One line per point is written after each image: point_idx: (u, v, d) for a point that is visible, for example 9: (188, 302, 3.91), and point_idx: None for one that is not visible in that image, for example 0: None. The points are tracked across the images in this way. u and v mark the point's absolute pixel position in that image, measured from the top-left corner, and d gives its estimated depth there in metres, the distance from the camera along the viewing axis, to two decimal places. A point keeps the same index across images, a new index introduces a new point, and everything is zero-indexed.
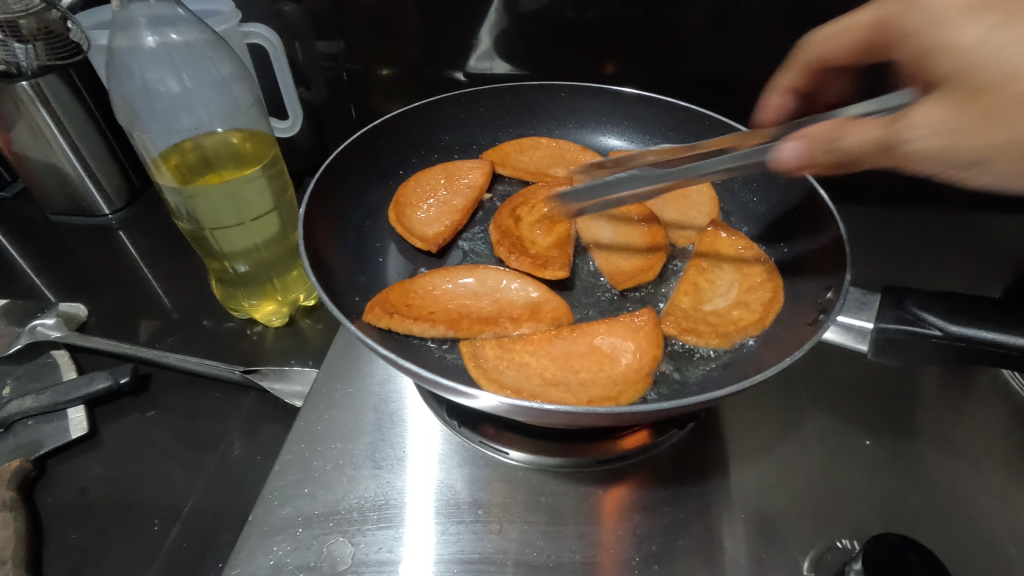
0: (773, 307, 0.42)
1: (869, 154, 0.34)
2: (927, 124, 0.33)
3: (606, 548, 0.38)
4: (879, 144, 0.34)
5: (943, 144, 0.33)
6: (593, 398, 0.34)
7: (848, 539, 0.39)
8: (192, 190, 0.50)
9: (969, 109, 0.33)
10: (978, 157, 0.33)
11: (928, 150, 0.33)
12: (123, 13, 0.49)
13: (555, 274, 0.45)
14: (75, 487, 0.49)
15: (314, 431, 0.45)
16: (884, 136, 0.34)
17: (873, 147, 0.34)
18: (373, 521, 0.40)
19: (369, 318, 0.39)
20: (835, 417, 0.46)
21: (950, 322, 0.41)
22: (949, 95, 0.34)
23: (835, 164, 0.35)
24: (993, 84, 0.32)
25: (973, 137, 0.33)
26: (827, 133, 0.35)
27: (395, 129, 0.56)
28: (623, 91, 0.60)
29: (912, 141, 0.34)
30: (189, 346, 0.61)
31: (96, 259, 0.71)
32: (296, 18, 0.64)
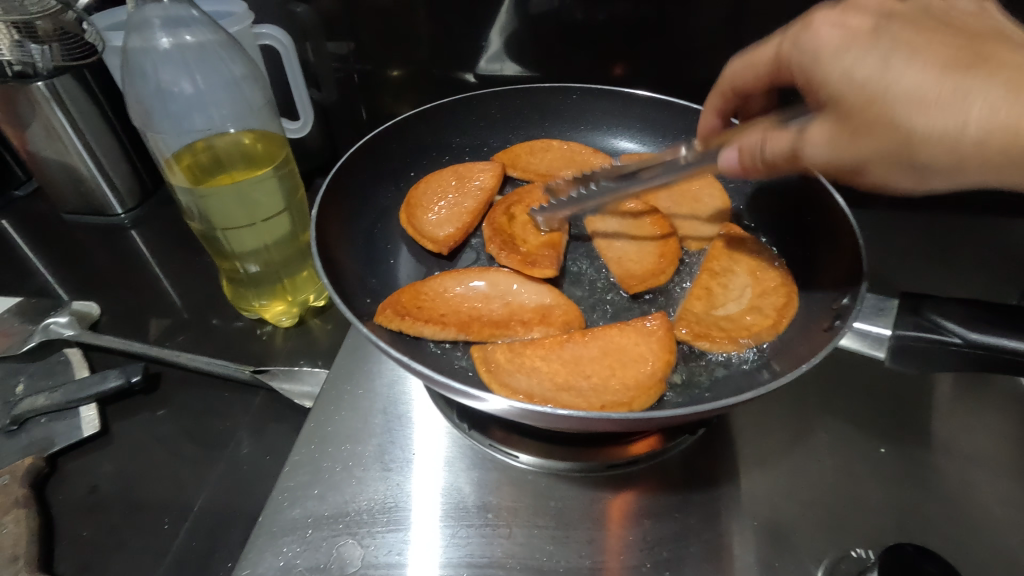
0: (787, 313, 0.41)
1: (781, 163, 0.36)
2: (819, 142, 0.35)
3: (616, 553, 0.38)
4: (787, 156, 0.36)
5: (834, 157, 0.35)
6: (604, 403, 0.34)
7: (862, 548, 0.38)
8: (205, 191, 0.50)
9: (850, 129, 0.34)
10: (855, 164, 0.35)
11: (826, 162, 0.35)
12: (138, 14, 0.50)
13: (543, 272, 0.44)
14: (87, 485, 0.50)
15: (323, 432, 0.45)
16: (790, 147, 0.36)
17: (782, 160, 0.36)
18: (382, 524, 0.40)
19: (381, 320, 0.39)
20: (848, 424, 0.45)
21: (972, 330, 0.40)
22: (830, 118, 0.35)
23: (762, 171, 0.38)
24: (859, 105, 0.34)
25: (853, 152, 0.35)
26: (756, 138, 0.37)
27: (405, 131, 0.56)
28: (634, 93, 0.59)
29: (808, 154, 0.36)
30: (200, 345, 0.61)
31: (109, 258, 0.71)
32: (307, 19, 0.64)
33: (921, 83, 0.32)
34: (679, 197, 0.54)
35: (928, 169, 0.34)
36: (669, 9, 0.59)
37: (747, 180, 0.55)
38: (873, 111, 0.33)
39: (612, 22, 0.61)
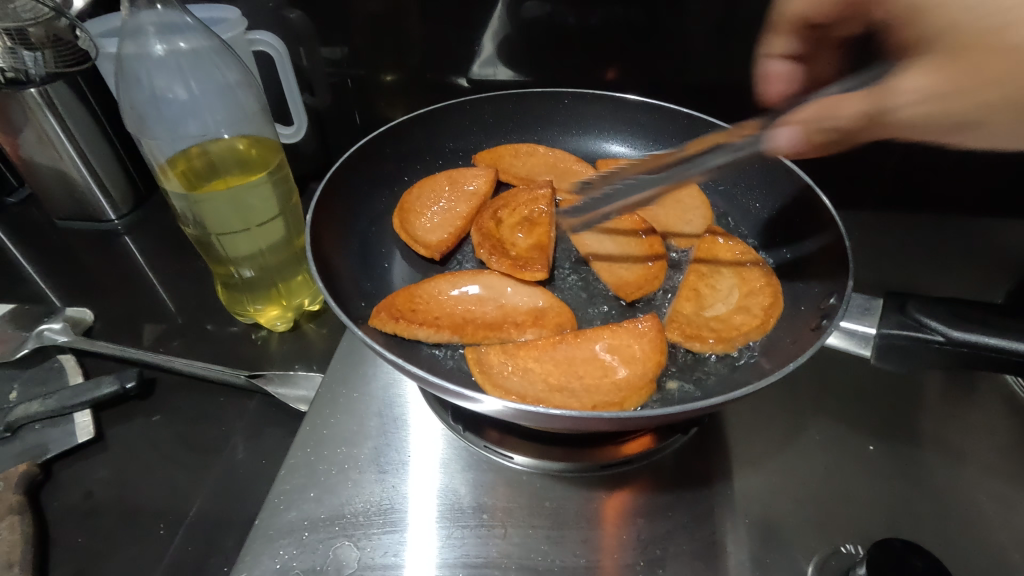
0: (775, 311, 0.42)
1: (864, 127, 0.36)
2: (918, 90, 0.37)
3: (611, 552, 0.39)
4: (865, 116, 0.36)
5: (929, 107, 0.36)
6: (597, 403, 0.34)
7: (852, 544, 0.39)
8: (199, 196, 0.50)
9: (949, 70, 0.36)
10: (980, 120, 0.36)
11: (918, 116, 0.36)
12: (132, 21, 0.51)
13: (534, 275, 0.44)
14: (81, 491, 0.50)
15: (319, 435, 0.45)
16: (870, 109, 0.36)
17: (862, 120, 0.36)
18: (378, 525, 0.40)
19: (376, 323, 0.40)
20: (838, 423, 0.46)
21: (952, 327, 0.41)
22: (923, 66, 0.37)
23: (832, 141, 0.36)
24: (967, 45, 0.36)
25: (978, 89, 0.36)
26: (814, 114, 0.36)
27: (399, 137, 0.56)
28: (625, 98, 0.59)
29: (898, 108, 0.36)
30: (195, 350, 0.61)
31: (102, 264, 0.71)
32: (301, 25, 0.65)
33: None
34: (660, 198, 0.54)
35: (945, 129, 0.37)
36: (661, 14, 0.60)
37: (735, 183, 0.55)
38: (981, 45, 0.35)
39: (605, 28, 0.61)
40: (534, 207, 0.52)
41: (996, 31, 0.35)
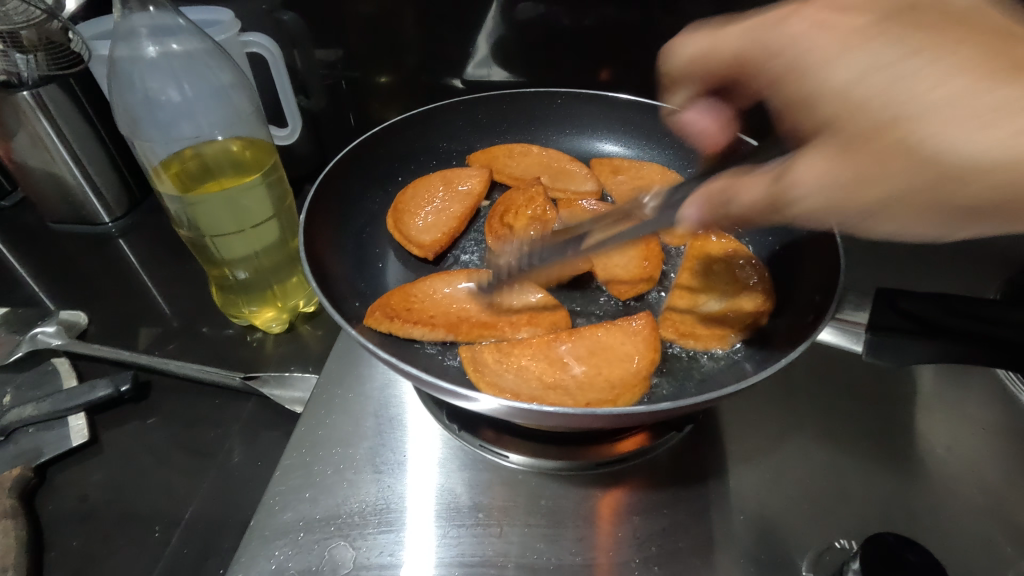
0: (766, 309, 0.42)
1: (761, 215, 0.29)
2: (808, 179, 0.28)
3: (607, 550, 0.39)
4: (767, 203, 0.29)
5: (828, 200, 0.28)
6: (590, 401, 0.35)
7: (846, 540, 0.39)
8: (193, 198, 0.50)
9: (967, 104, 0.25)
10: (872, 209, 0.27)
11: (814, 211, 0.28)
12: (125, 24, 0.50)
13: (519, 263, 0.46)
14: (76, 494, 0.49)
15: (314, 436, 0.45)
16: (771, 191, 0.29)
17: (762, 208, 0.29)
18: (374, 525, 0.40)
19: (371, 322, 0.40)
20: (832, 420, 0.46)
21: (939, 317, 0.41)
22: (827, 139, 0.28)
23: (734, 223, 0.31)
24: (870, 130, 0.27)
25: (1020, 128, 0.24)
26: (722, 189, 0.31)
27: (394, 137, 0.56)
28: (617, 98, 0.59)
29: (797, 200, 0.28)
30: (190, 353, 0.61)
31: (97, 267, 0.71)
32: (295, 27, 0.65)
33: (959, 91, 0.25)
34: (654, 196, 0.54)
35: (957, 205, 0.26)
36: (654, 14, 0.60)
37: None
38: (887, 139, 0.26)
39: (599, 28, 0.62)
40: (534, 206, 0.51)
41: (892, 124, 0.26)
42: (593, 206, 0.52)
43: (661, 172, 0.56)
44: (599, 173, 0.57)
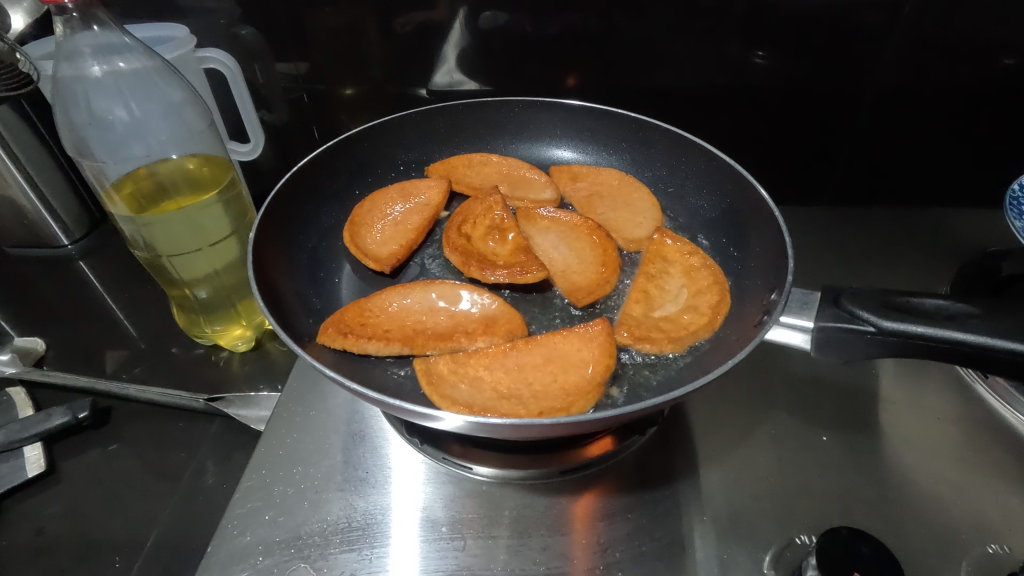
0: (721, 310, 0.43)
1: None
2: None
3: (570, 557, 0.39)
4: None
5: None
6: (543, 409, 0.35)
7: (806, 534, 0.40)
8: (146, 219, 0.49)
9: None
10: None
11: None
12: (67, 44, 0.48)
13: (475, 274, 0.46)
14: (33, 527, 0.48)
15: (275, 456, 0.44)
16: None
17: None
18: (336, 545, 0.39)
19: (323, 339, 0.40)
20: (795, 416, 0.47)
21: (884, 317, 0.38)
22: None
23: None
24: None
25: None
26: None
27: (351, 149, 0.56)
28: (573, 104, 0.59)
29: None
30: (153, 375, 0.60)
31: (57, 292, 0.69)
32: (255, 42, 0.64)
33: None
34: (611, 201, 0.54)
35: None
36: (614, 20, 0.61)
37: (685, 183, 0.55)
38: None
39: (561, 35, 0.62)
40: (492, 215, 0.51)
41: None
42: (550, 212, 0.52)
43: (619, 177, 0.56)
44: (558, 180, 0.56)
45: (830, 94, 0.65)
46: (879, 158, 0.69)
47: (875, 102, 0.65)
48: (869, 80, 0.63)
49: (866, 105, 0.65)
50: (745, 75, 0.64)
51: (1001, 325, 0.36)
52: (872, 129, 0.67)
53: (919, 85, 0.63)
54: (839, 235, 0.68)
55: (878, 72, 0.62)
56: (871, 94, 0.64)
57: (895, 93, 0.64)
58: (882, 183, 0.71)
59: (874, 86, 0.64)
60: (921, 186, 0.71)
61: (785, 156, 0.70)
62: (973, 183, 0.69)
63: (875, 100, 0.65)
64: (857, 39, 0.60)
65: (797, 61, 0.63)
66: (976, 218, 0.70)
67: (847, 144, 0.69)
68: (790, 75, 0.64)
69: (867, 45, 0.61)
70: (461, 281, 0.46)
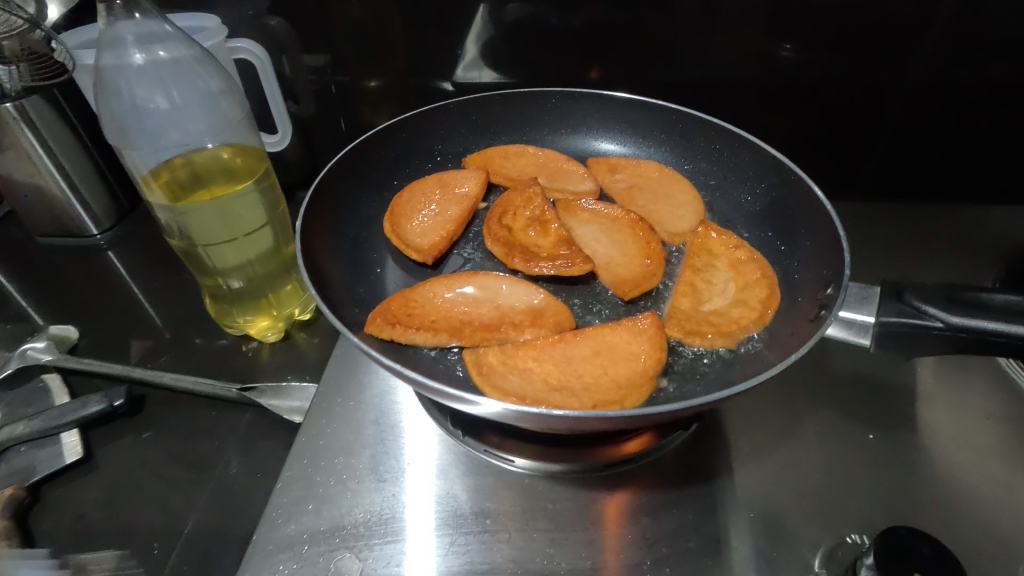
0: (772, 305, 0.42)
1: None
2: None
3: (615, 552, 0.38)
4: None
5: None
6: (597, 402, 0.34)
7: (856, 534, 0.39)
8: (184, 207, 0.50)
9: None
10: None
11: None
12: (110, 32, 0.49)
13: (518, 265, 0.45)
14: (72, 513, 0.48)
15: (315, 445, 0.44)
16: None
17: None
18: (379, 536, 0.39)
19: (371, 329, 0.39)
20: (836, 413, 0.46)
21: (952, 313, 0.37)
22: None
23: None
24: None
25: None
26: None
27: (390, 139, 0.56)
28: (614, 95, 0.58)
29: None
30: (184, 364, 0.60)
31: (86, 281, 0.70)
32: (283, 32, 0.64)
33: None
34: (651, 194, 0.54)
35: None
36: (644, 12, 0.60)
37: (725, 176, 0.54)
38: None
39: (589, 27, 0.61)
40: (532, 207, 0.51)
41: None
42: (592, 205, 0.51)
43: (659, 170, 0.55)
44: (597, 172, 0.56)
45: (865, 89, 0.64)
46: (913, 153, 0.68)
47: (912, 97, 0.64)
48: (904, 73, 0.62)
49: (902, 99, 0.64)
50: (777, 69, 0.63)
51: None
52: (906, 123, 0.66)
53: (958, 79, 0.62)
54: (876, 231, 0.67)
55: (913, 65, 0.61)
56: (907, 87, 0.63)
57: (932, 87, 0.63)
58: (917, 178, 0.70)
59: (909, 79, 0.62)
60: (957, 181, 0.69)
61: (816, 152, 0.69)
62: (1010, 178, 0.68)
63: (910, 94, 0.63)
64: (892, 31, 0.59)
65: (833, 54, 0.61)
66: (1012, 214, 0.69)
67: (882, 139, 0.67)
68: (824, 69, 0.63)
69: (905, 37, 0.59)
70: (504, 273, 0.46)
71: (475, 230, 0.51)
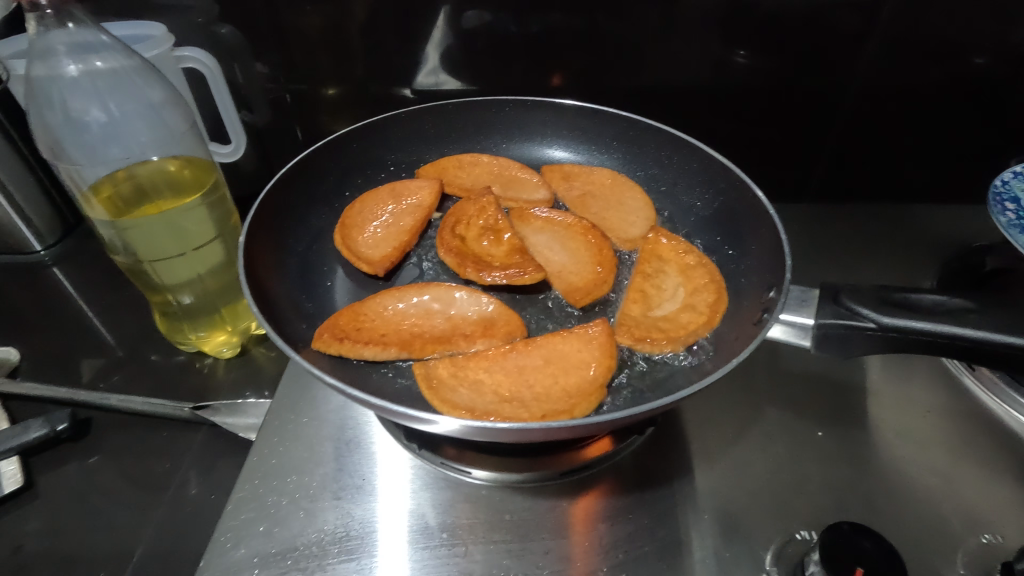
0: (719, 308, 0.43)
1: None
2: None
3: (573, 560, 0.38)
4: None
5: None
6: (546, 412, 0.34)
7: (805, 530, 0.40)
8: (126, 223, 0.48)
9: None
10: None
11: None
12: (40, 42, 0.47)
13: (470, 275, 0.45)
14: (11, 545, 0.46)
15: (267, 465, 0.43)
16: None
17: None
18: (333, 555, 0.38)
19: (318, 345, 0.39)
20: (787, 411, 0.47)
21: (883, 313, 0.38)
22: None
23: None
24: None
25: None
26: None
27: (340, 150, 0.55)
28: (562, 103, 0.58)
29: None
30: (133, 384, 0.58)
31: (29, 299, 0.67)
32: (234, 40, 0.63)
33: None
34: (603, 201, 0.54)
35: None
36: (599, 20, 0.61)
37: (677, 182, 0.55)
38: None
39: (545, 34, 0.62)
40: (485, 216, 0.51)
41: None
42: (545, 212, 0.52)
43: (611, 176, 0.56)
44: (551, 179, 0.56)
45: (812, 94, 0.66)
46: (860, 155, 0.70)
47: (856, 102, 0.66)
48: (848, 79, 0.64)
49: (848, 103, 0.66)
50: (728, 74, 0.64)
51: (996, 318, 0.37)
52: (853, 127, 0.68)
53: (898, 84, 0.64)
54: (825, 232, 0.69)
55: (856, 70, 0.63)
56: (851, 92, 0.65)
57: (874, 91, 0.65)
58: (864, 180, 0.72)
59: (853, 84, 0.65)
60: (901, 182, 0.72)
61: (769, 155, 0.71)
62: (950, 180, 0.71)
63: (855, 99, 0.66)
64: (836, 37, 0.61)
65: (780, 60, 0.63)
66: (954, 213, 0.72)
67: (830, 143, 0.69)
68: (773, 74, 0.64)
69: (847, 44, 0.62)
70: (457, 283, 0.46)
71: (432, 241, 0.51)
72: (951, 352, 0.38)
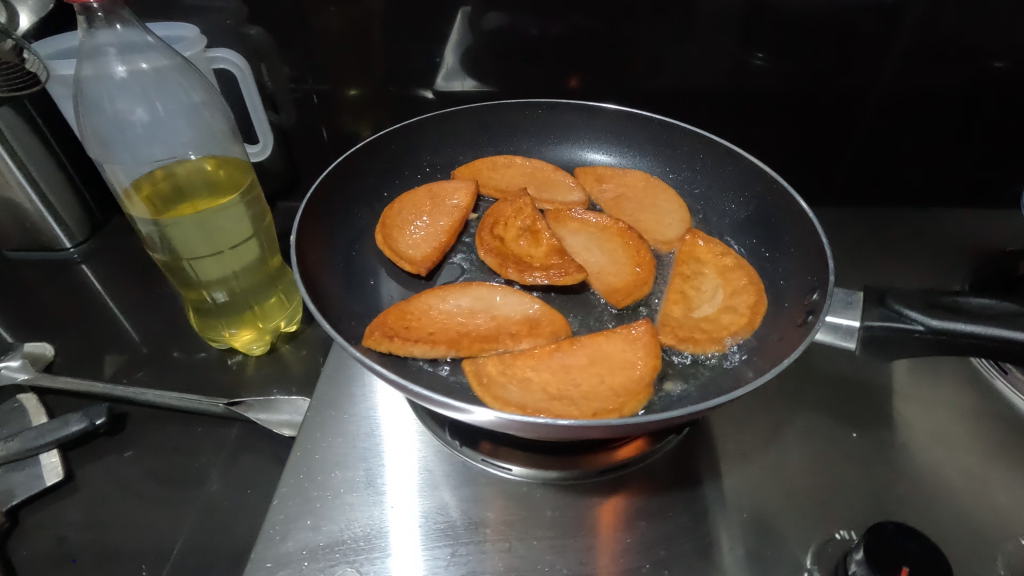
0: (759, 310, 0.44)
1: None
2: None
3: (613, 558, 0.39)
4: None
5: None
6: (596, 410, 0.35)
7: (844, 530, 0.40)
8: (168, 220, 0.49)
9: None
10: None
11: None
12: (89, 42, 0.47)
13: (512, 275, 0.46)
14: (53, 537, 0.47)
15: (310, 460, 0.44)
16: None
17: None
18: (379, 549, 0.39)
19: (369, 342, 0.39)
20: (817, 413, 0.48)
21: (932, 316, 0.39)
22: None
23: None
24: None
25: None
26: None
27: (375, 151, 0.56)
28: (601, 105, 0.59)
29: None
30: (166, 380, 0.58)
31: (59, 296, 0.68)
32: (261, 41, 0.64)
33: None
34: (637, 203, 0.55)
35: None
36: (622, 23, 0.61)
37: (710, 185, 0.56)
38: None
39: (568, 37, 0.62)
40: (523, 217, 0.51)
41: None
42: (581, 214, 0.52)
43: (644, 179, 0.57)
44: (585, 182, 0.57)
45: (835, 98, 0.66)
46: (881, 159, 0.71)
47: (879, 106, 0.66)
48: (872, 83, 0.65)
49: (870, 108, 0.67)
50: (749, 78, 0.65)
51: None
52: (874, 131, 0.68)
53: (920, 88, 0.65)
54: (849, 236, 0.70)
55: (880, 75, 0.64)
56: (875, 97, 0.66)
57: (897, 96, 0.65)
58: (884, 183, 0.73)
59: (876, 89, 0.65)
60: (922, 186, 0.72)
61: (790, 159, 0.72)
62: (970, 183, 0.71)
63: (877, 103, 0.66)
64: (860, 43, 0.62)
65: (803, 65, 0.64)
66: (974, 217, 0.72)
67: (851, 146, 0.70)
68: (796, 79, 0.65)
69: (871, 49, 0.62)
70: (499, 284, 0.47)
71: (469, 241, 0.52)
72: (983, 353, 0.39)
